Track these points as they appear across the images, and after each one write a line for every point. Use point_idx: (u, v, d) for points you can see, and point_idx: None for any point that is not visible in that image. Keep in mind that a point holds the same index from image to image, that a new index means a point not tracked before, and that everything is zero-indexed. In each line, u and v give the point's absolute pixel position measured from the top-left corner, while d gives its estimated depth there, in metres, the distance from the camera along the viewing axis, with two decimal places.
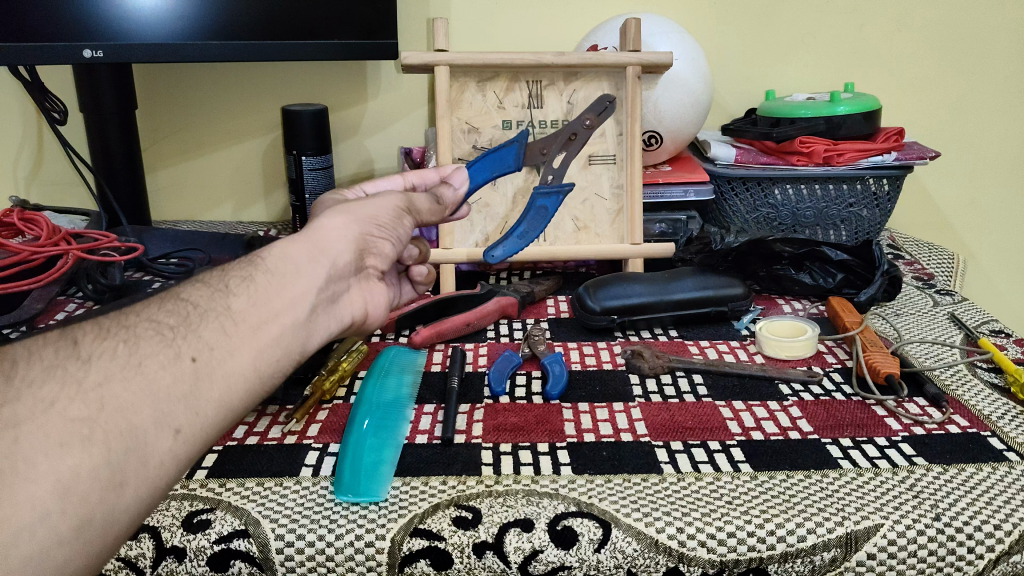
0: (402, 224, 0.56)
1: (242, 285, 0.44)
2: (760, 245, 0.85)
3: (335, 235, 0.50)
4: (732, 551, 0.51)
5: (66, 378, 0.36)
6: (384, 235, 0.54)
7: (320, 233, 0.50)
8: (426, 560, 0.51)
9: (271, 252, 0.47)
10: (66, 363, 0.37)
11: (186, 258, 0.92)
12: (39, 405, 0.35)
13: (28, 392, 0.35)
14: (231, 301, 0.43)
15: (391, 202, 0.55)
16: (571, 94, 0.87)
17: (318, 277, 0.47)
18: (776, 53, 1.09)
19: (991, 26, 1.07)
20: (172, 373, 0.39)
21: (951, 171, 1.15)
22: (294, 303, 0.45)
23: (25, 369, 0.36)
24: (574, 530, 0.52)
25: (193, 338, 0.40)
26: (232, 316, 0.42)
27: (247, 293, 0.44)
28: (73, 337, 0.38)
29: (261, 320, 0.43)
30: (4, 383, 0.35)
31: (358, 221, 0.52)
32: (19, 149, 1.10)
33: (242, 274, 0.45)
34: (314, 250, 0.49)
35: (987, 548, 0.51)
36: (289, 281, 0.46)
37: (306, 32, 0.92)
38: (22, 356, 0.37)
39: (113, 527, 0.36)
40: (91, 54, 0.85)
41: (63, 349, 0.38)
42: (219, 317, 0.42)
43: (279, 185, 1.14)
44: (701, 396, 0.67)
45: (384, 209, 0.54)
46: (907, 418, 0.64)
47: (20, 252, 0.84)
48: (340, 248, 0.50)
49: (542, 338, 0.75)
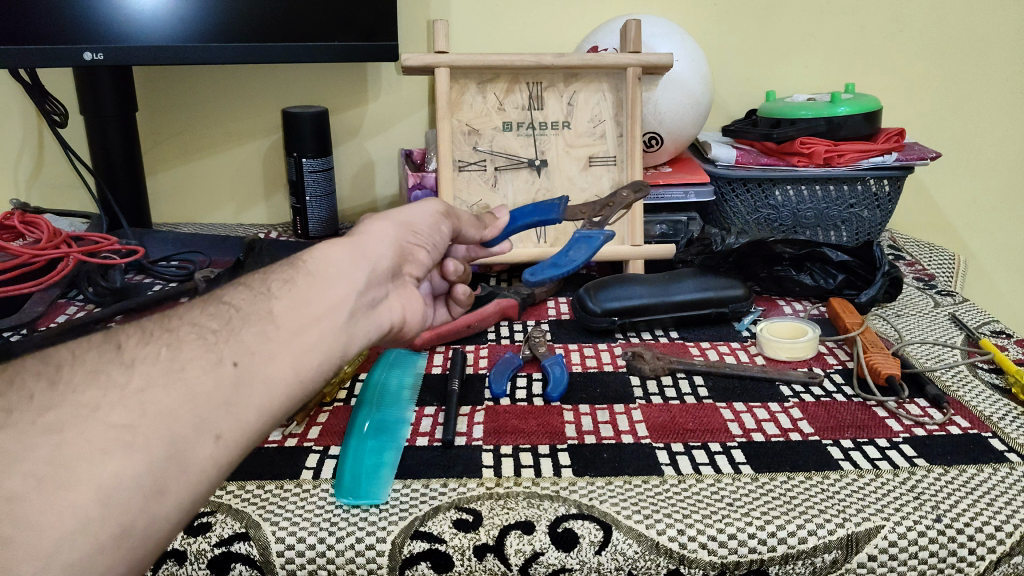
0: (439, 235, 0.58)
1: (284, 288, 0.45)
2: (761, 246, 0.84)
3: (375, 239, 0.52)
4: (732, 553, 0.51)
5: (109, 384, 0.36)
6: (420, 242, 0.56)
7: (364, 236, 0.52)
8: (427, 563, 0.51)
9: (312, 255, 0.48)
10: (109, 368, 0.37)
11: (187, 261, 0.93)
12: (82, 411, 0.34)
13: (71, 397, 0.35)
14: (273, 304, 0.43)
15: (426, 212, 0.57)
16: (571, 96, 0.88)
17: (358, 281, 0.48)
18: (777, 53, 1.09)
19: (993, 26, 1.07)
20: (213, 379, 0.38)
21: (952, 171, 1.15)
22: (333, 306, 0.45)
23: (68, 373, 0.36)
24: (575, 532, 0.52)
25: (235, 342, 0.40)
26: (274, 321, 0.43)
27: (289, 297, 0.44)
28: (117, 341, 0.38)
29: (300, 325, 0.43)
30: (49, 387, 0.35)
31: (397, 228, 0.54)
32: (20, 152, 1.10)
33: (283, 277, 0.46)
34: (355, 255, 0.49)
35: (989, 549, 0.51)
36: (326, 286, 0.46)
37: (306, 35, 0.92)
38: (66, 361, 0.37)
39: (152, 539, 0.35)
40: (91, 57, 0.86)
41: (107, 354, 0.38)
42: (261, 321, 0.42)
43: (280, 186, 1.15)
44: (702, 398, 0.67)
45: (420, 218, 0.57)
46: (908, 419, 0.63)
47: (21, 254, 0.85)
48: (381, 251, 0.52)
49: (542, 339, 0.75)
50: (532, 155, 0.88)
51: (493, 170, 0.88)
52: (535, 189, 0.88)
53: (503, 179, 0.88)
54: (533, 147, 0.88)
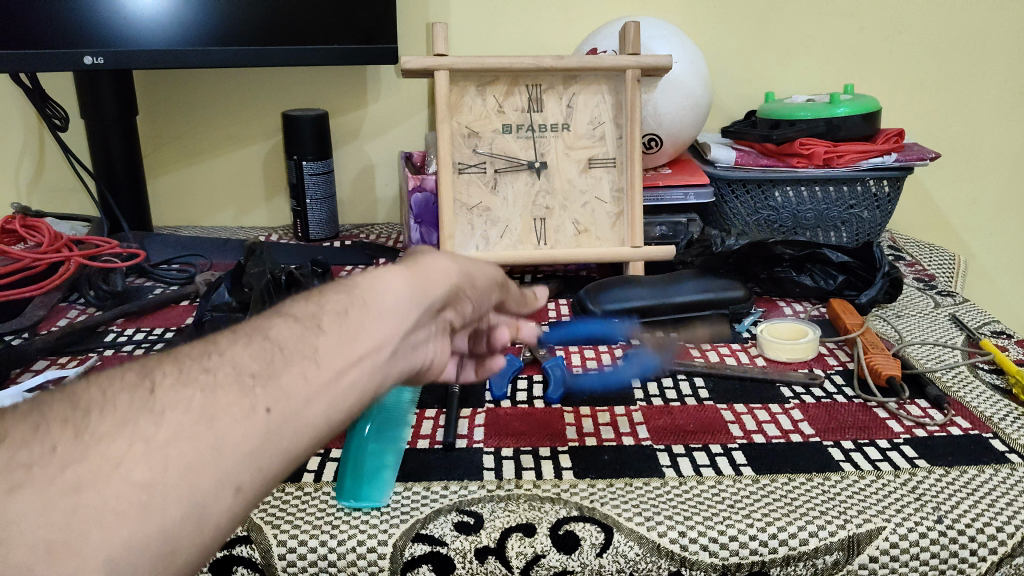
0: (495, 297, 0.48)
1: (336, 321, 0.36)
2: (759, 247, 0.85)
3: (440, 271, 0.42)
4: (733, 556, 0.51)
5: (135, 436, 0.29)
6: (476, 297, 0.45)
7: (427, 271, 0.41)
8: (428, 566, 0.51)
9: (367, 279, 0.39)
10: (138, 418, 0.30)
11: (187, 264, 0.95)
12: (105, 466, 0.29)
13: (96, 451, 0.29)
14: (321, 341, 0.35)
15: (490, 269, 0.47)
16: (570, 98, 0.88)
17: (405, 324, 0.38)
18: (777, 54, 1.09)
19: (992, 27, 1.07)
20: (245, 428, 0.31)
21: (953, 171, 1.15)
22: (374, 350, 0.36)
23: (94, 423, 0.30)
24: (576, 534, 0.52)
25: (273, 386, 0.33)
26: (315, 360, 0.35)
27: (337, 331, 0.36)
28: (151, 381, 0.32)
29: (341, 366, 0.35)
30: (73, 438, 0.29)
31: (462, 274, 0.43)
32: (20, 156, 1.10)
33: (336, 305, 0.37)
34: (411, 291, 0.39)
35: (989, 550, 0.51)
36: (371, 325, 0.37)
37: (306, 38, 0.92)
38: (95, 402, 0.31)
39: None
40: (91, 61, 0.86)
41: (138, 397, 0.31)
42: (302, 362, 0.34)
43: (280, 189, 1.15)
44: (702, 400, 0.67)
45: (486, 271, 0.46)
46: (909, 420, 0.63)
47: (22, 259, 0.84)
48: (441, 288, 0.41)
49: (542, 342, 0.75)
50: (532, 158, 0.88)
51: (493, 172, 0.88)
52: (535, 191, 0.88)
53: (503, 181, 0.88)
54: (533, 149, 0.88)
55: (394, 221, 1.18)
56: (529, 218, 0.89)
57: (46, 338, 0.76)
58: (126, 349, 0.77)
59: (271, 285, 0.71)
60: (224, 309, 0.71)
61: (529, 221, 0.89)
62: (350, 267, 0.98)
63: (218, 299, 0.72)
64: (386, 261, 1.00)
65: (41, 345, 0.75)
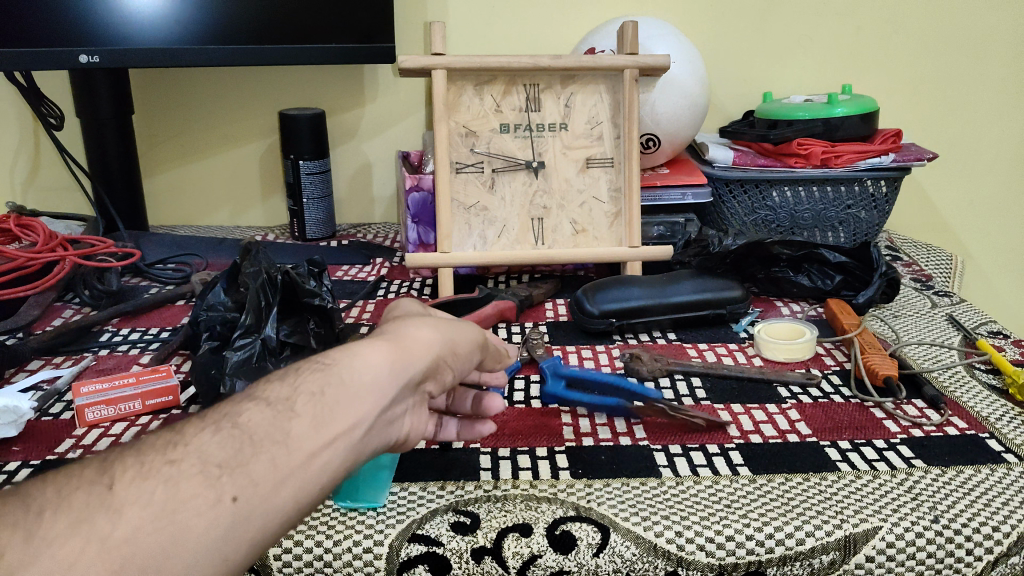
0: (476, 359, 0.50)
1: (309, 403, 0.40)
2: (757, 248, 0.85)
3: (419, 345, 0.44)
4: (731, 555, 0.50)
5: (92, 535, 0.34)
6: (456, 366, 0.47)
7: (406, 344, 0.44)
8: (425, 566, 0.50)
9: (346, 357, 0.42)
10: (95, 516, 0.34)
11: (183, 263, 0.95)
12: (59, 567, 0.32)
13: (48, 553, 0.33)
14: (293, 425, 0.39)
15: (469, 335, 0.49)
16: (568, 97, 0.88)
17: (378, 405, 0.41)
18: (774, 55, 1.09)
19: (989, 27, 1.07)
20: (208, 519, 0.35)
21: (949, 172, 1.15)
22: (345, 432, 0.40)
23: (49, 525, 0.34)
24: (573, 534, 0.52)
25: (239, 474, 0.37)
26: (286, 445, 0.38)
27: (311, 413, 0.40)
28: (110, 477, 0.36)
29: (313, 448, 0.39)
30: (25, 542, 0.33)
31: (442, 344, 0.46)
32: (14, 154, 1.10)
33: (313, 385, 0.41)
34: (387, 371, 0.42)
35: (986, 550, 0.51)
36: (344, 410, 0.40)
37: (303, 36, 0.91)
38: (51, 504, 0.35)
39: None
40: (87, 59, 0.86)
41: (97, 496, 0.35)
42: (272, 448, 0.38)
43: (277, 189, 1.14)
44: (699, 400, 0.67)
45: (465, 339, 0.48)
46: (906, 420, 0.63)
47: (17, 259, 0.83)
48: (419, 363, 0.44)
49: (540, 342, 0.75)
50: (530, 157, 0.88)
51: (490, 172, 0.88)
52: (532, 191, 0.88)
53: (500, 181, 0.88)
54: (531, 149, 0.88)
55: (391, 220, 1.17)
56: (526, 217, 0.88)
57: (41, 338, 0.76)
58: (122, 349, 0.77)
59: (267, 284, 0.70)
60: (220, 309, 0.71)
61: (526, 221, 0.88)
62: (347, 267, 0.98)
63: (212, 298, 0.72)
64: (383, 260, 1.00)
65: (36, 345, 0.75)
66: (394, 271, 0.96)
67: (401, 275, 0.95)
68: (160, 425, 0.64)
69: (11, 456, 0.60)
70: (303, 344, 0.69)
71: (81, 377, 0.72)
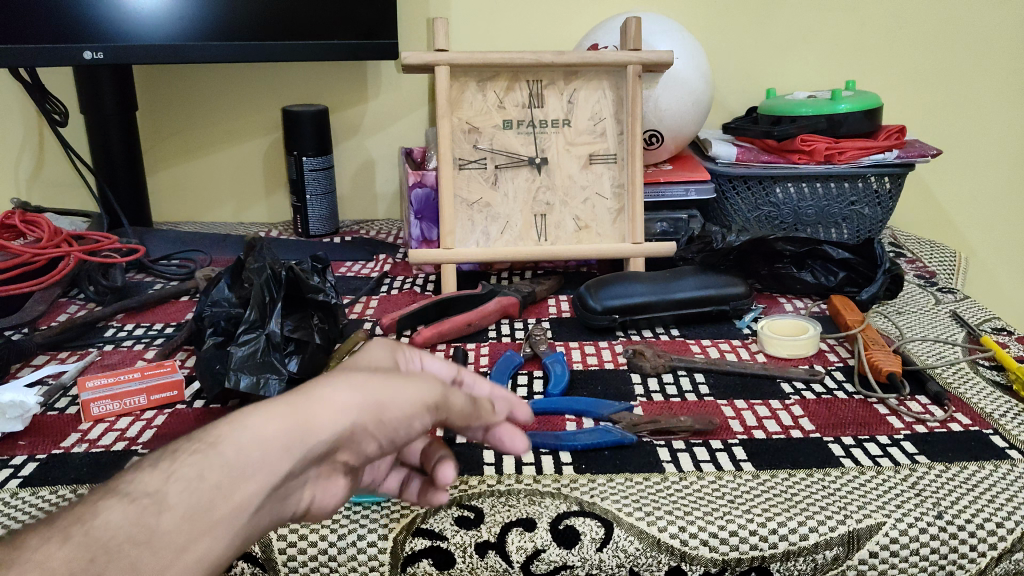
0: (419, 424, 0.43)
1: (184, 490, 0.36)
2: (760, 244, 0.85)
3: (325, 420, 0.39)
4: (734, 551, 0.51)
5: None
6: (379, 437, 0.42)
7: (308, 418, 0.39)
8: (429, 560, 0.51)
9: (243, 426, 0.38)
10: None
11: (188, 260, 0.95)
12: None
13: None
14: (162, 518, 0.35)
15: (414, 396, 0.42)
16: (571, 93, 0.88)
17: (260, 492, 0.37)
18: (777, 51, 1.09)
19: (993, 23, 1.07)
20: None
21: (953, 169, 1.15)
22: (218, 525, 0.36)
23: None
24: (576, 529, 0.52)
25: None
26: (152, 544, 0.34)
27: (185, 502, 0.35)
28: None
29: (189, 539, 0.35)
30: None
31: (361, 412, 0.40)
32: (19, 151, 1.10)
33: (193, 465, 0.36)
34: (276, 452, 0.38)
35: (989, 546, 0.51)
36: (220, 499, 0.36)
37: (305, 33, 0.91)
38: None
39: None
40: (91, 56, 0.86)
41: None
42: (135, 550, 0.34)
43: (281, 185, 1.15)
44: (703, 395, 0.67)
45: (398, 407, 0.41)
46: (909, 416, 0.63)
47: (22, 254, 0.83)
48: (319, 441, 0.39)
49: (543, 338, 0.75)
50: (533, 153, 0.88)
51: (493, 168, 0.88)
52: (535, 187, 0.88)
53: (503, 177, 0.88)
54: (534, 145, 0.88)
55: (394, 217, 1.17)
56: (529, 214, 0.88)
57: (46, 333, 0.76)
58: (126, 344, 0.77)
59: (271, 280, 0.70)
60: (225, 305, 0.71)
61: (529, 217, 0.88)
62: (351, 263, 0.98)
63: (217, 294, 0.72)
64: (386, 257, 1.00)
65: (41, 340, 0.75)
66: (397, 268, 0.96)
67: (404, 271, 0.95)
68: (165, 419, 0.65)
69: (18, 450, 0.60)
70: (306, 340, 0.69)
71: (86, 372, 0.72)
